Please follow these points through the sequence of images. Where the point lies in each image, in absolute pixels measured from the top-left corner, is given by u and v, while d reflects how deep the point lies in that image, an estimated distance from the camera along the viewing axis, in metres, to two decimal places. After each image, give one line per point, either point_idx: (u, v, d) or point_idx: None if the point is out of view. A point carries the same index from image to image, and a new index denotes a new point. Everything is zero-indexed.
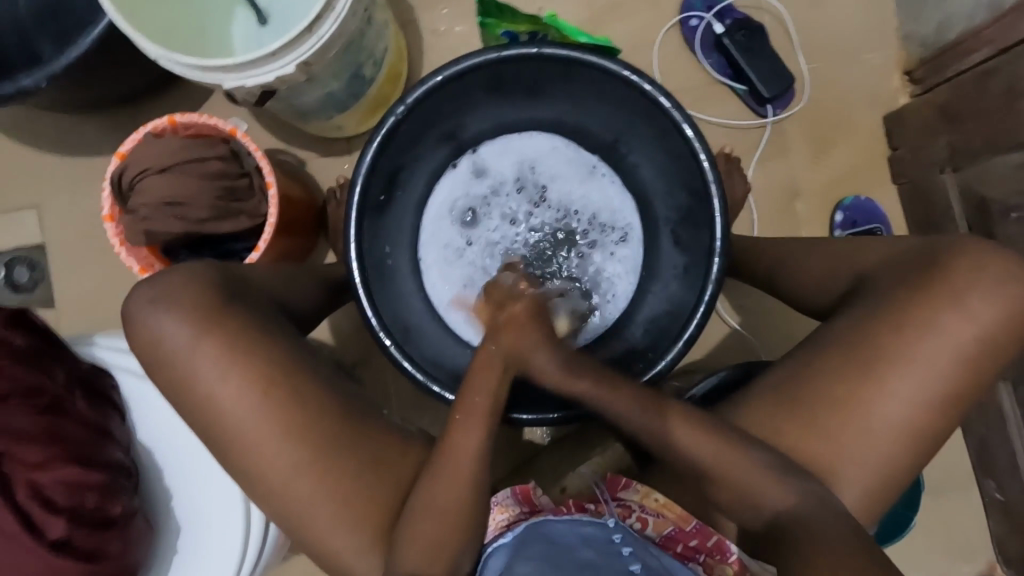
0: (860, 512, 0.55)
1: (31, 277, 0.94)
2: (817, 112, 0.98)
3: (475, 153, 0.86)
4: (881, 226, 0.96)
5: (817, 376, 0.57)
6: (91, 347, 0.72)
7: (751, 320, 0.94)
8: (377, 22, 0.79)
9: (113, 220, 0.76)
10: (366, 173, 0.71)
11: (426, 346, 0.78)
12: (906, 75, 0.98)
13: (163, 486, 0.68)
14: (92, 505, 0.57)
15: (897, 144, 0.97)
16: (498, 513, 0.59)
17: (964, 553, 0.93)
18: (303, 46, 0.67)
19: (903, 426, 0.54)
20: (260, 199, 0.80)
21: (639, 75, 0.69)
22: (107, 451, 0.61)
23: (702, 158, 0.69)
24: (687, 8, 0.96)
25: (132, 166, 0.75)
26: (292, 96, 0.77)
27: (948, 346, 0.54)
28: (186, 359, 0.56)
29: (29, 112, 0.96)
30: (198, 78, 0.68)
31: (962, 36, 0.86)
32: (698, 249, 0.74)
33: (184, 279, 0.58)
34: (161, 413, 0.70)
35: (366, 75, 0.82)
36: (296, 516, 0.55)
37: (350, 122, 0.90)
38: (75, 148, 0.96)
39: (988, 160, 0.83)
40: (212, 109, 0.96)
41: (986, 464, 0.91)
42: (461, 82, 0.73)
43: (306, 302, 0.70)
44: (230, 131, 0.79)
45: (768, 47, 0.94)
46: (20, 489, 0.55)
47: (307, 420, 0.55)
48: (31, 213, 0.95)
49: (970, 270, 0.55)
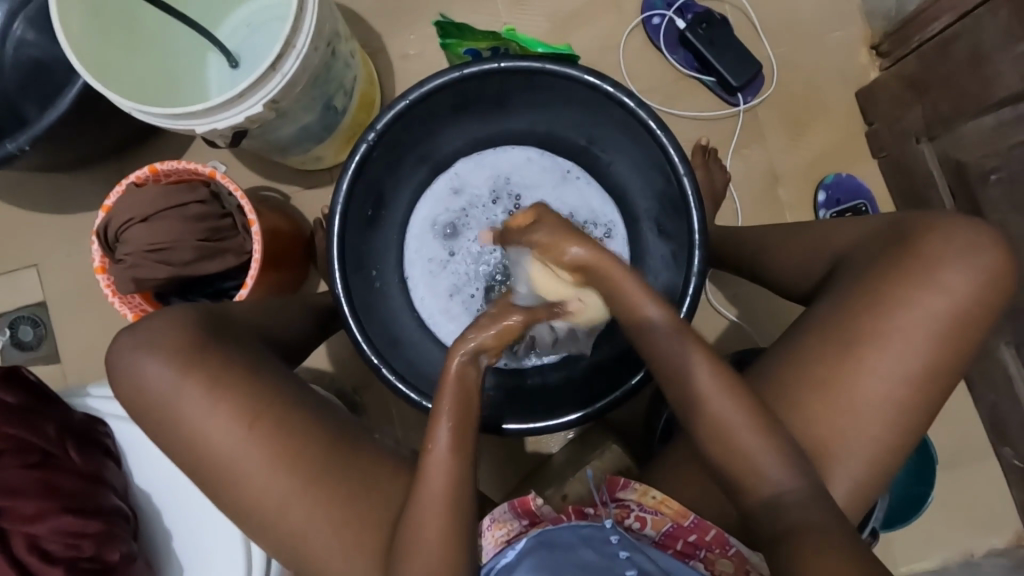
0: (858, 490, 0.54)
1: (35, 334, 0.96)
2: (789, 95, 0.98)
3: (453, 169, 0.88)
4: (865, 203, 0.95)
5: (805, 357, 0.56)
6: (84, 399, 0.73)
7: (745, 308, 0.94)
8: (343, 53, 0.80)
9: (103, 272, 0.78)
10: (344, 200, 0.72)
11: (421, 366, 0.78)
12: (873, 50, 0.99)
13: (165, 529, 0.69)
14: (90, 553, 0.58)
15: (872, 119, 0.97)
16: (495, 529, 0.57)
17: (990, 524, 0.90)
18: (269, 85, 0.69)
19: (893, 400, 0.54)
20: (243, 236, 0.82)
21: (599, 77, 0.70)
22: (104, 500, 0.62)
23: (672, 153, 0.69)
24: (647, 7, 0.97)
25: (115, 218, 0.77)
26: (266, 132, 0.78)
27: (932, 317, 0.54)
28: (174, 403, 0.57)
29: (21, 175, 0.99)
30: (171, 126, 0.70)
31: (923, 5, 0.86)
32: (681, 247, 0.73)
33: (166, 325, 0.59)
34: (159, 457, 0.70)
35: (337, 105, 0.84)
36: (297, 545, 0.55)
37: (328, 152, 0.92)
38: (68, 205, 0.98)
39: (962, 125, 0.82)
40: (196, 155, 0.98)
41: (1000, 432, 0.89)
42: (428, 104, 0.74)
43: (293, 330, 0.71)
44: (209, 174, 0.80)
45: (731, 36, 0.94)
46: (18, 544, 0.57)
47: (296, 452, 0.56)
48: (31, 272, 0.98)
49: (946, 239, 0.55)
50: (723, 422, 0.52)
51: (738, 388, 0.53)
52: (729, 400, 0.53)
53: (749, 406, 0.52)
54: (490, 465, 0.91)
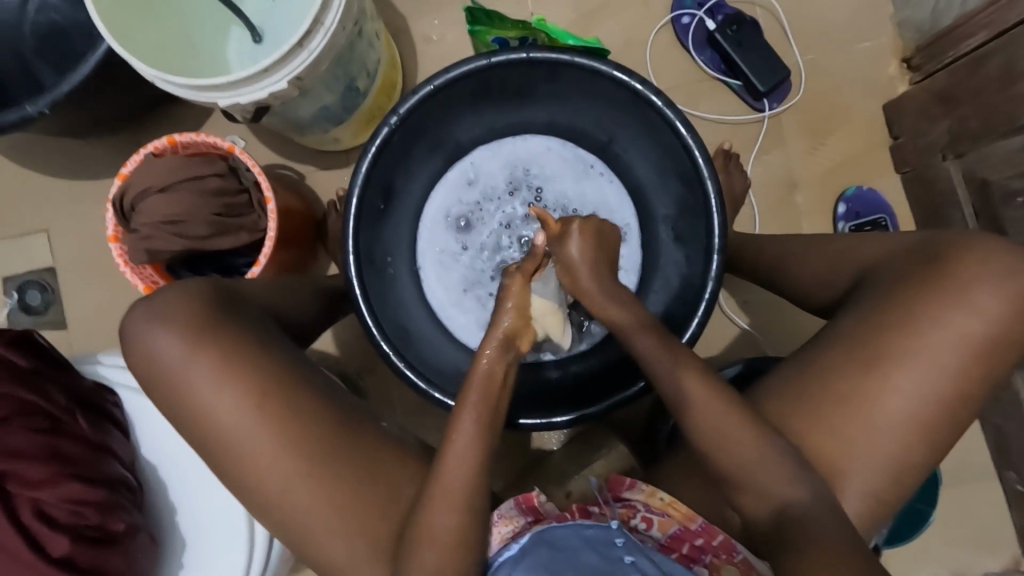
0: (866, 512, 0.54)
1: (43, 299, 0.96)
2: (815, 103, 0.97)
3: (469, 158, 0.87)
4: (885, 216, 0.94)
5: (826, 373, 0.56)
6: (94, 366, 0.74)
7: (759, 319, 0.93)
8: (368, 34, 0.79)
9: (116, 241, 0.77)
10: (361, 184, 0.71)
11: (431, 359, 0.77)
12: (904, 62, 0.97)
13: (168, 502, 0.69)
14: (94, 522, 0.58)
15: (897, 133, 0.95)
16: (502, 526, 0.57)
17: (988, 549, 0.90)
18: (294, 61, 0.68)
19: (913, 425, 0.53)
20: (259, 214, 0.81)
21: (629, 74, 0.68)
22: (111, 469, 0.62)
23: (696, 154, 0.67)
24: (677, 5, 0.96)
25: (132, 187, 0.76)
26: (287, 111, 0.78)
27: (959, 344, 0.53)
28: (186, 373, 0.56)
29: (38, 139, 0.98)
30: (193, 97, 0.69)
31: (958, 19, 0.85)
32: (698, 246, 0.71)
33: (183, 298, 0.59)
34: (165, 430, 0.71)
35: (359, 87, 0.83)
36: (300, 525, 0.55)
37: (345, 134, 0.91)
38: (82, 172, 0.98)
39: (991, 143, 0.81)
40: (212, 129, 0.98)
41: (1006, 456, 0.88)
42: (451, 90, 0.73)
43: (306, 314, 0.71)
44: (227, 148, 0.80)
45: (762, 41, 0.93)
46: (23, 509, 0.56)
47: (305, 432, 0.56)
48: (41, 237, 0.97)
49: (979, 266, 0.54)
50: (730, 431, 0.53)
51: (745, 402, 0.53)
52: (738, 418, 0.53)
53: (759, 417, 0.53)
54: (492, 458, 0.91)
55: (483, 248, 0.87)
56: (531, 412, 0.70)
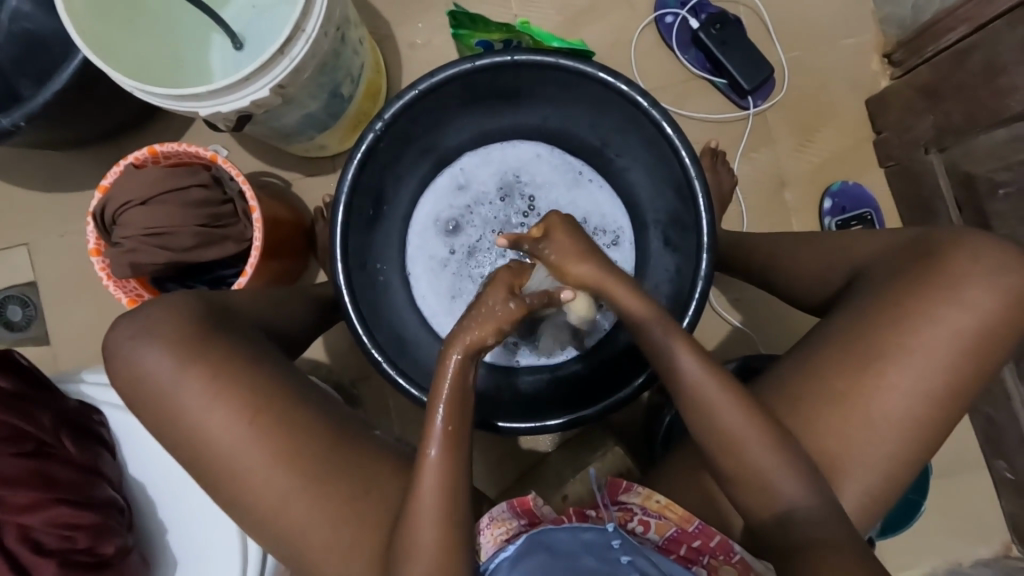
0: (861, 507, 0.54)
1: (25, 314, 0.94)
2: (799, 100, 0.98)
3: (458, 163, 0.86)
4: (871, 211, 0.95)
5: (818, 371, 0.56)
6: (78, 385, 0.73)
7: (750, 316, 0.94)
8: (352, 40, 0.79)
9: (97, 255, 0.76)
10: (348, 191, 0.70)
11: (422, 367, 0.76)
12: (885, 58, 0.98)
13: (158, 520, 0.68)
14: (83, 546, 0.57)
15: (881, 128, 0.96)
16: (494, 529, 0.56)
17: (980, 537, 0.91)
18: (277, 69, 0.67)
19: (907, 420, 0.54)
20: (245, 223, 0.80)
21: (615, 76, 0.68)
22: (99, 491, 0.61)
23: (683, 155, 0.68)
24: (661, 5, 0.96)
25: (113, 201, 0.75)
26: (271, 119, 0.77)
27: (950, 340, 0.53)
28: (173, 389, 0.55)
29: (15, 151, 0.96)
30: (174, 107, 0.67)
31: (938, 15, 0.86)
32: (689, 245, 0.71)
33: (169, 313, 0.58)
34: (153, 447, 0.69)
35: (344, 93, 0.82)
36: (295, 540, 0.54)
37: (332, 140, 0.90)
38: (62, 184, 0.96)
39: (975, 136, 0.82)
40: (195, 137, 0.96)
41: (995, 444, 0.90)
42: (437, 95, 0.72)
43: (295, 325, 0.70)
44: (210, 158, 0.78)
45: (745, 39, 0.93)
46: (9, 536, 0.55)
47: (298, 447, 0.55)
48: (21, 251, 0.95)
49: (967, 262, 0.55)
50: (725, 432, 0.53)
51: (742, 402, 0.53)
52: (732, 418, 0.53)
53: (753, 416, 0.53)
54: (488, 461, 0.91)
55: (474, 255, 0.86)
56: (522, 416, 0.70)
